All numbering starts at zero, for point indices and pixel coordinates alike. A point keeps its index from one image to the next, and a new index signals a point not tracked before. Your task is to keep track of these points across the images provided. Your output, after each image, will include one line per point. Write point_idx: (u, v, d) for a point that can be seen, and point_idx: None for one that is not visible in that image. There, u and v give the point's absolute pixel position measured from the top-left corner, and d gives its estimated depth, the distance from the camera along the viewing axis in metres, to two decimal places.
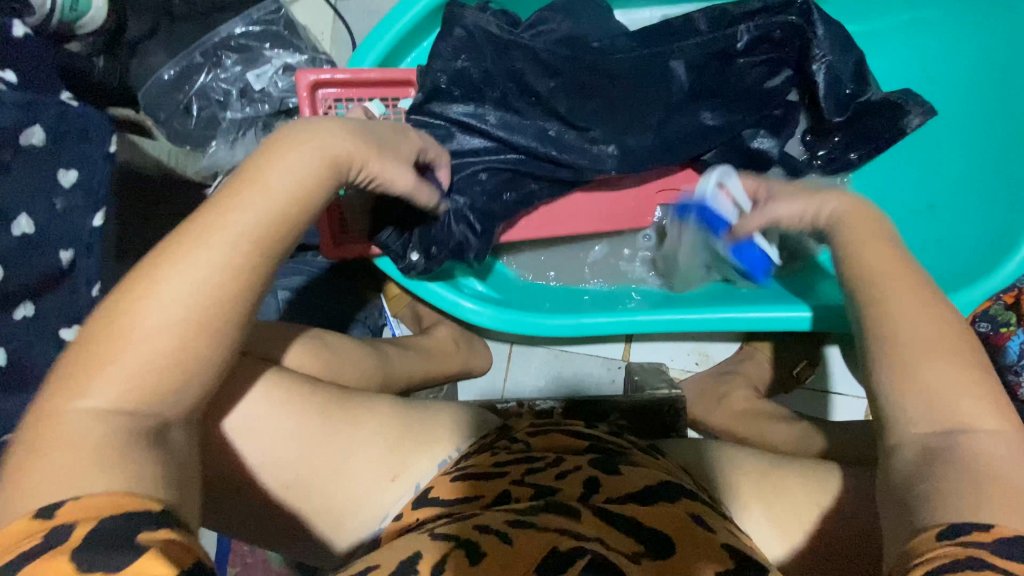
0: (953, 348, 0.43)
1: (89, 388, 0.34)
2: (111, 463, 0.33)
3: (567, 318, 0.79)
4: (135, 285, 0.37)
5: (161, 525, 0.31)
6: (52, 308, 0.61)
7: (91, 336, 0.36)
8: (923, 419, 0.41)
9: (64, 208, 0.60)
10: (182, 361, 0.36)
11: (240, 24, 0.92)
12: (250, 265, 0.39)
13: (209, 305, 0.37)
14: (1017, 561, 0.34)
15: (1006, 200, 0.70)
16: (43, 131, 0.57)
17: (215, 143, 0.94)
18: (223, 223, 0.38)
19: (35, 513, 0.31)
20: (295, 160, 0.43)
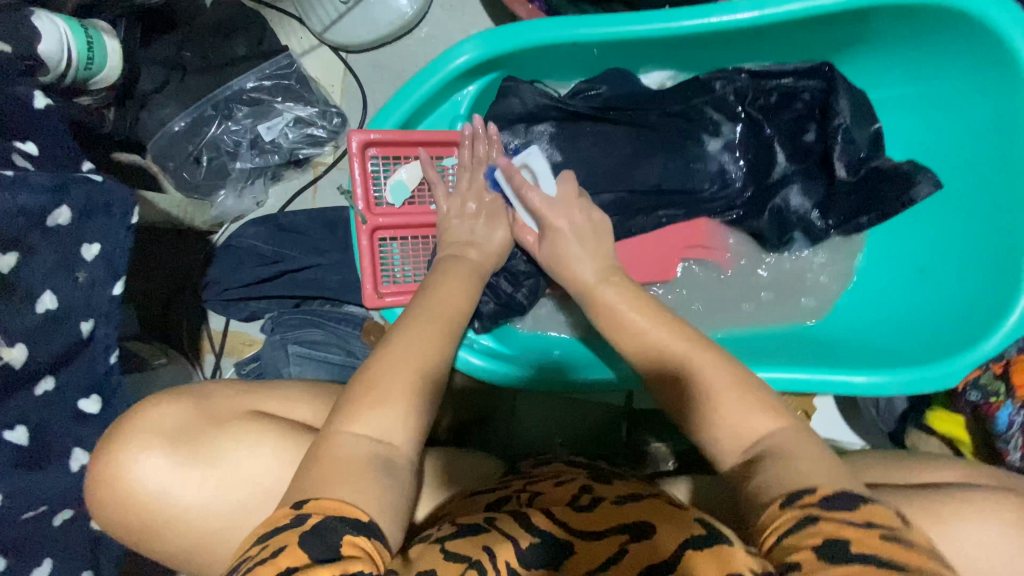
0: (715, 386, 0.51)
1: (359, 421, 0.48)
2: (364, 487, 0.44)
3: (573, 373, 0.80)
4: (380, 356, 0.53)
5: (361, 533, 0.41)
6: (71, 379, 0.62)
7: (355, 394, 0.50)
8: (728, 441, 0.49)
9: (86, 281, 0.61)
10: (418, 403, 0.51)
11: (252, 79, 0.93)
12: (441, 334, 0.57)
13: (434, 378, 0.54)
14: (840, 511, 0.40)
15: (989, 273, 0.72)
16: (70, 211, 0.58)
17: (225, 191, 0.98)
18: (440, 314, 0.59)
19: (292, 504, 0.41)
20: (455, 272, 0.66)
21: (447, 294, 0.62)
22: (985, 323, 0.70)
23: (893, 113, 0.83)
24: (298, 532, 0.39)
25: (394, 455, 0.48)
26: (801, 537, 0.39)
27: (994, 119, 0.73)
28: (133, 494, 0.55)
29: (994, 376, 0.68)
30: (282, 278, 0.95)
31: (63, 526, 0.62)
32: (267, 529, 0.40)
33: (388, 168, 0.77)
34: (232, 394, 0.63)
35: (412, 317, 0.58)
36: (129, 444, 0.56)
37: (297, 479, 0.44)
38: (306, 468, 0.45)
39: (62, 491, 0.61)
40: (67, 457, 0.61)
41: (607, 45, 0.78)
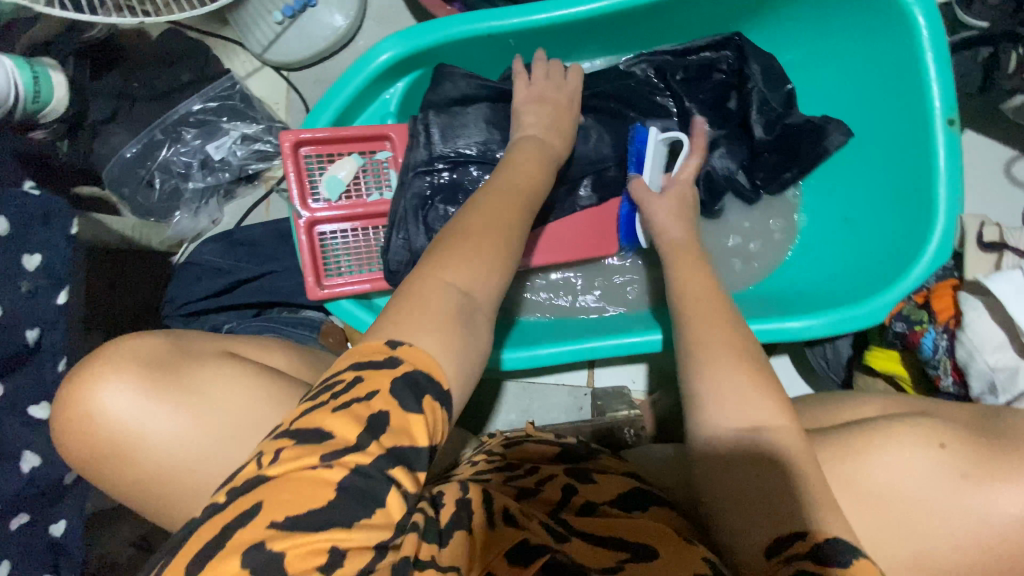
0: (729, 363, 0.53)
1: (447, 271, 0.45)
2: (451, 337, 0.42)
3: (522, 350, 0.82)
4: (459, 222, 0.51)
5: (439, 396, 0.39)
6: (20, 385, 0.64)
7: (436, 247, 0.48)
8: (735, 418, 0.51)
9: (29, 290, 0.63)
10: (496, 271, 0.48)
11: (197, 101, 0.97)
12: (522, 205, 0.55)
13: (514, 245, 0.51)
14: (830, 559, 0.42)
15: (907, 209, 0.74)
16: (6, 221, 0.62)
17: (180, 212, 1.02)
18: (516, 190, 0.56)
19: (387, 341, 0.40)
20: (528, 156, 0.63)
21: (523, 171, 0.60)
22: (907, 257, 0.72)
23: (804, 73, 0.86)
24: (390, 374, 0.38)
25: (475, 307, 0.45)
26: None
27: (882, 66, 0.77)
28: (105, 423, 0.56)
29: (916, 305, 0.70)
30: (239, 288, 0.98)
31: (20, 532, 0.64)
32: (357, 360, 0.39)
33: (324, 165, 0.81)
34: (211, 340, 0.67)
35: (492, 190, 0.56)
36: (102, 373, 0.57)
37: (385, 316, 0.43)
38: (395, 308, 0.43)
39: (16, 492, 0.63)
40: (17, 460, 0.63)
41: (521, 36, 0.82)
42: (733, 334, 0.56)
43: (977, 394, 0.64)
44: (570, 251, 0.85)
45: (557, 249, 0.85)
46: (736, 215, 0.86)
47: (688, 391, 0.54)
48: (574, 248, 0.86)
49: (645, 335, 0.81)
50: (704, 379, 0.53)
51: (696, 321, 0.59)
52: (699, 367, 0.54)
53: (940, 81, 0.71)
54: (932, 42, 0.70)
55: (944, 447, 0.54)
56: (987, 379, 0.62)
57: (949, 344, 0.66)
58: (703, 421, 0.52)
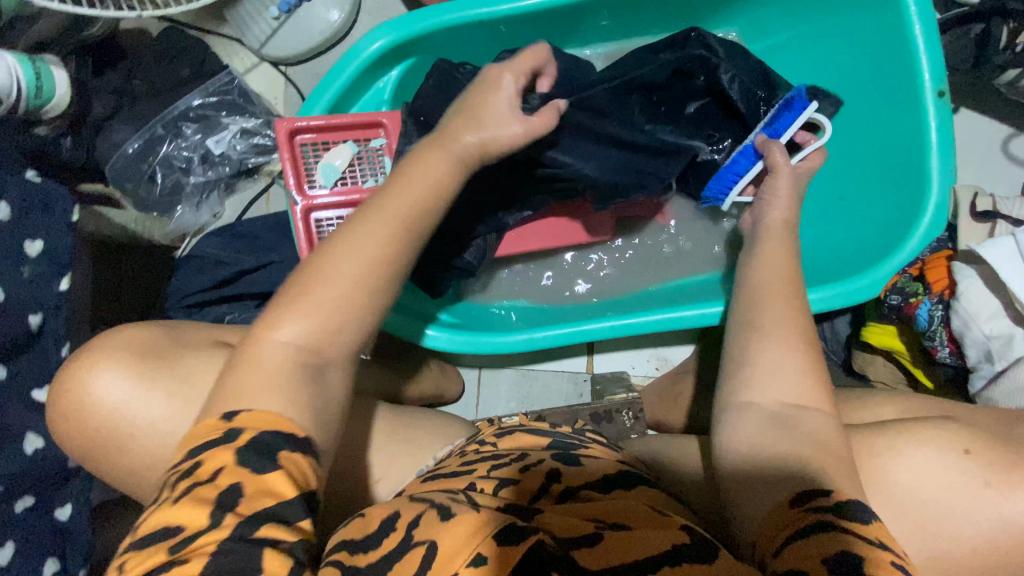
0: (789, 340, 0.54)
1: (281, 328, 0.48)
2: (283, 390, 0.45)
3: (519, 334, 0.83)
4: (328, 252, 0.51)
5: (297, 451, 0.43)
6: (24, 369, 0.66)
7: (286, 292, 0.50)
8: (773, 389, 0.53)
9: (31, 276, 0.65)
10: (348, 314, 0.49)
11: (197, 97, 0.99)
12: (392, 231, 0.52)
13: (372, 278, 0.50)
14: (853, 520, 0.45)
15: (899, 183, 0.74)
16: (7, 206, 0.63)
17: (182, 206, 1.03)
18: (394, 210, 0.53)
19: (221, 416, 0.44)
20: (438, 159, 0.57)
21: (415, 181, 0.56)
22: (901, 231, 0.72)
23: (784, 55, 0.86)
24: (232, 448, 0.42)
25: (322, 359, 0.48)
26: (806, 540, 0.44)
27: (871, 41, 0.77)
28: (97, 411, 0.57)
29: (912, 278, 0.70)
30: (240, 280, 0.99)
31: (25, 514, 0.65)
32: (194, 442, 0.43)
33: (319, 152, 0.83)
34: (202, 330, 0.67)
35: (367, 211, 0.54)
36: (92, 365, 0.58)
37: (217, 390, 0.46)
38: (225, 378, 0.46)
39: (18, 473, 0.64)
40: (21, 441, 0.64)
41: (513, 21, 0.83)
42: (796, 304, 0.59)
43: (974, 363, 0.64)
44: (563, 237, 0.87)
45: (549, 235, 0.87)
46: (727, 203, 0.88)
47: (741, 362, 0.56)
48: (566, 233, 0.87)
49: (639, 317, 0.82)
50: (753, 348, 0.56)
51: (761, 301, 0.59)
52: (760, 337, 0.56)
53: (928, 54, 0.71)
54: (919, 13, 0.71)
55: (969, 453, 0.54)
56: (984, 347, 0.62)
57: (944, 314, 0.66)
58: (748, 392, 0.54)
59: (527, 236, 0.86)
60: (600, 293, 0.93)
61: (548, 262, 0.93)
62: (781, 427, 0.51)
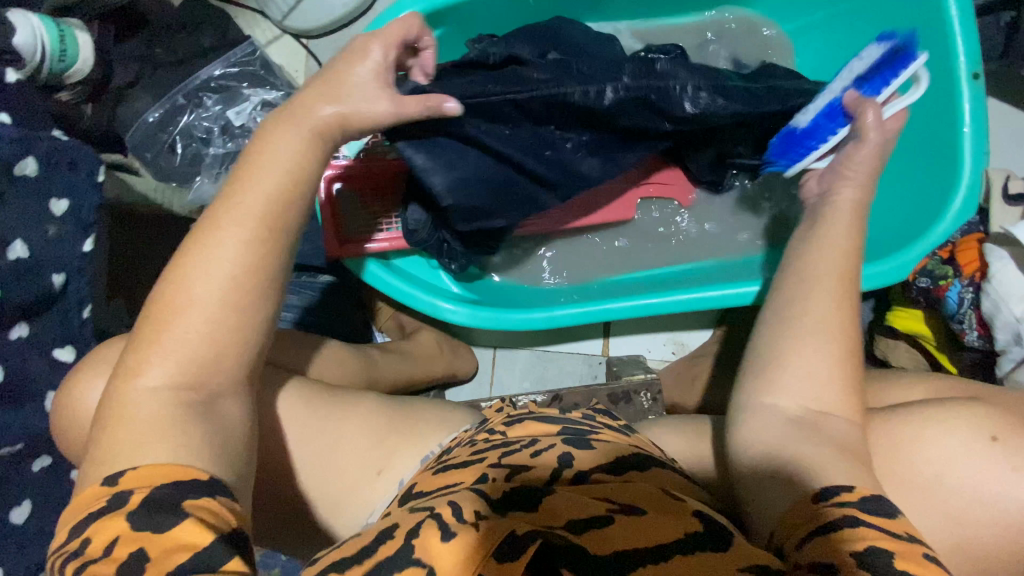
0: (822, 332, 0.52)
1: (145, 372, 0.42)
2: (167, 435, 0.40)
3: (539, 312, 0.82)
4: (168, 279, 0.44)
5: (204, 494, 0.38)
6: (46, 328, 0.65)
7: (139, 330, 0.44)
8: (803, 385, 0.51)
9: (56, 234, 0.64)
10: (221, 344, 0.44)
11: (219, 67, 0.99)
12: (251, 238, 0.45)
13: (233, 297, 0.44)
14: (879, 516, 0.44)
15: (930, 166, 0.74)
16: (35, 162, 0.62)
17: (201, 177, 1.01)
18: (241, 212, 0.45)
19: (103, 480, 0.38)
20: (281, 150, 0.49)
21: (262, 173, 0.47)
22: (930, 214, 0.71)
23: (813, 37, 0.86)
24: (122, 513, 0.37)
25: (205, 392, 0.43)
26: (829, 536, 0.42)
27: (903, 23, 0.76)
28: (91, 420, 0.55)
29: (941, 261, 0.69)
30: None
31: (43, 473, 0.64)
32: (81, 510, 0.38)
33: None
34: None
35: (213, 219, 0.45)
36: (87, 377, 0.56)
37: (94, 451, 0.41)
38: (98, 437, 0.41)
39: (36, 433, 0.63)
40: (41, 399, 0.64)
41: None
42: (836, 287, 0.55)
43: (1002, 345, 0.63)
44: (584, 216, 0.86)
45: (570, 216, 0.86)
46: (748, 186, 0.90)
47: (773, 360, 0.53)
48: (586, 213, 0.87)
49: (661, 298, 0.81)
50: (783, 341, 0.53)
51: (805, 291, 0.55)
52: (793, 328, 0.53)
53: (964, 35, 0.70)
54: None
55: (997, 440, 0.53)
56: (1013, 330, 0.61)
57: (975, 296, 0.65)
58: (772, 391, 0.52)
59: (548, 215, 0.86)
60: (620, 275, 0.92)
61: (570, 243, 0.92)
62: (804, 429, 0.50)
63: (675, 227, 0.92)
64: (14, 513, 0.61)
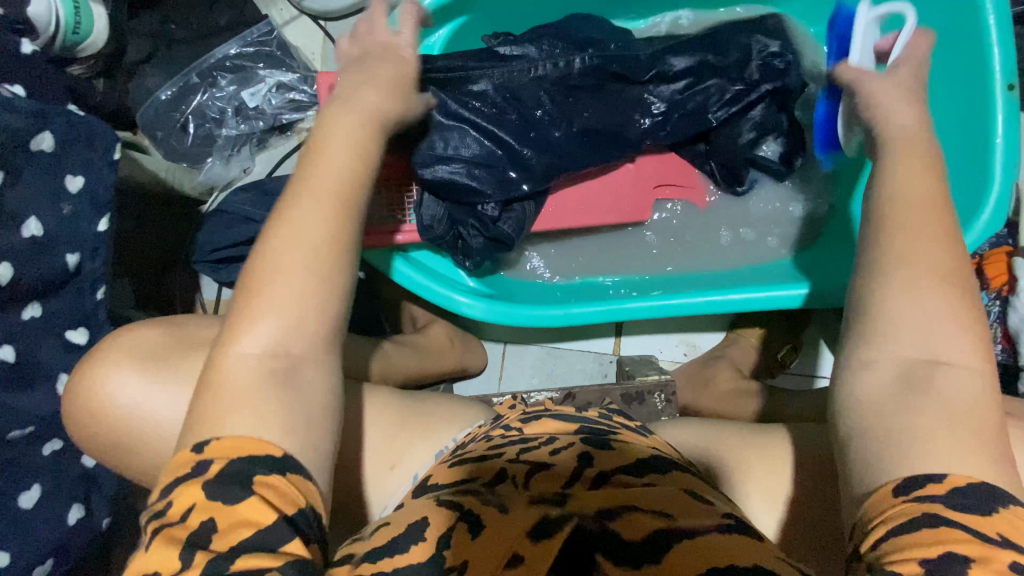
0: (925, 282, 0.45)
1: (241, 338, 0.43)
2: (263, 405, 0.41)
3: (557, 309, 0.81)
4: (262, 246, 0.46)
5: (273, 471, 0.39)
6: (59, 309, 0.64)
7: (236, 299, 0.45)
8: (906, 345, 0.44)
9: (71, 213, 0.63)
10: (304, 311, 0.44)
11: (234, 46, 0.96)
12: (335, 212, 0.47)
13: (324, 266, 0.45)
14: (970, 512, 0.38)
15: (960, 175, 0.73)
16: (51, 137, 0.60)
17: (213, 158, 1.00)
18: (322, 187, 0.48)
19: (193, 447, 0.40)
20: (344, 129, 0.51)
21: (331, 149, 0.50)
22: (957, 225, 0.70)
23: None
24: (200, 481, 0.38)
25: (291, 360, 0.44)
26: (903, 538, 0.37)
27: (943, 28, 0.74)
28: (111, 408, 0.54)
29: (968, 273, 0.69)
30: None
31: (52, 456, 0.63)
32: (167, 479, 0.39)
33: None
34: (212, 323, 0.62)
35: (299, 193, 0.47)
36: (107, 364, 0.55)
37: (190, 417, 0.42)
38: (198, 399, 0.42)
39: (49, 414, 0.62)
40: (53, 382, 0.63)
41: None
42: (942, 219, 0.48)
43: None
44: (601, 213, 0.84)
45: (588, 212, 0.84)
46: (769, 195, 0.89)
47: (871, 316, 0.46)
48: (604, 208, 0.85)
49: (681, 300, 0.80)
50: (873, 286, 0.47)
51: (903, 236, 0.48)
52: (909, 267, 0.46)
53: (1001, 46, 0.69)
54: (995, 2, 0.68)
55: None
56: None
57: (1001, 310, 0.65)
58: (871, 346, 0.46)
59: (566, 211, 0.84)
60: (637, 271, 0.91)
61: (588, 240, 0.90)
62: (910, 392, 0.43)
63: (696, 224, 0.90)
64: (24, 496, 0.60)
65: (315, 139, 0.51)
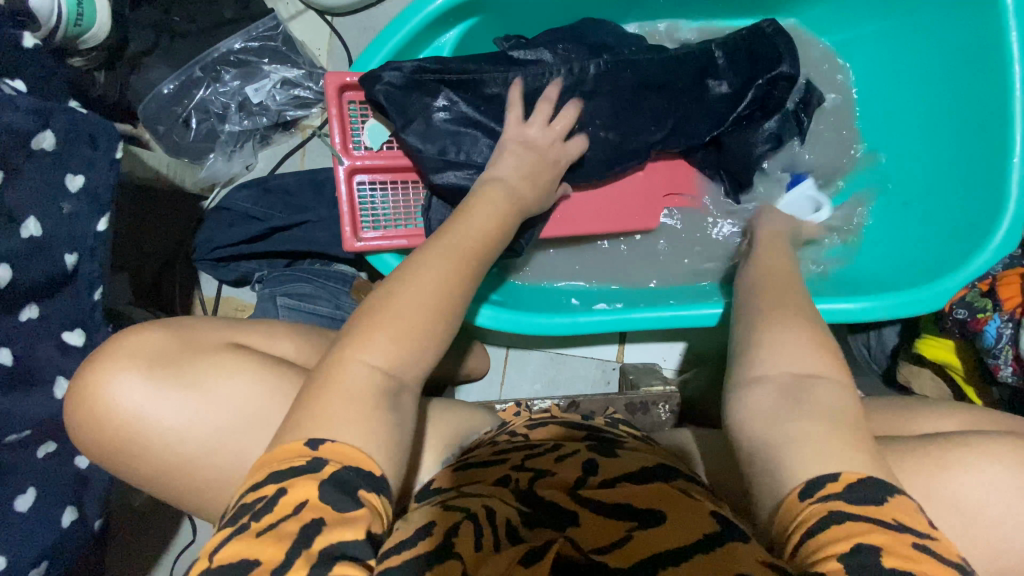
0: (788, 316, 0.52)
1: (369, 349, 0.44)
2: (375, 422, 0.41)
3: (563, 317, 0.80)
4: (397, 280, 0.48)
5: (373, 489, 0.39)
6: (57, 310, 0.62)
7: (365, 313, 0.46)
8: (783, 366, 0.49)
9: (70, 212, 0.61)
10: (419, 346, 0.45)
11: (239, 40, 0.94)
12: (468, 271, 0.51)
13: (454, 315, 0.48)
14: (867, 503, 0.40)
15: (974, 192, 0.72)
16: (53, 136, 0.59)
17: (214, 154, 0.99)
18: (464, 247, 0.53)
19: (304, 441, 0.39)
20: (489, 210, 0.58)
21: (480, 221, 0.56)
22: (973, 243, 0.70)
23: (860, 52, 0.84)
24: (314, 477, 0.37)
25: (399, 385, 0.44)
26: (821, 536, 0.39)
27: (956, 46, 0.74)
28: (115, 413, 0.53)
29: (981, 293, 0.68)
30: (271, 237, 0.96)
31: (48, 459, 0.62)
32: (274, 468, 0.38)
33: (365, 113, 0.79)
34: (218, 327, 0.61)
35: (440, 246, 0.52)
36: (111, 370, 0.54)
37: (295, 412, 0.41)
38: (307, 399, 0.42)
39: (46, 417, 0.61)
40: (50, 384, 0.62)
41: None
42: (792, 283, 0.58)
43: None
44: (610, 221, 0.83)
45: (598, 220, 0.83)
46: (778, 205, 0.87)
47: (749, 348, 0.51)
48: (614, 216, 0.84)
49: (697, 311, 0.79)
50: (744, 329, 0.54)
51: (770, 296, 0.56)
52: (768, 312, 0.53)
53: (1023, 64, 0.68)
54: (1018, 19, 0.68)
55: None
56: None
57: (1014, 333, 0.64)
58: (755, 372, 0.49)
59: (576, 218, 0.83)
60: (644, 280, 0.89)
61: (597, 247, 0.89)
62: (795, 407, 0.46)
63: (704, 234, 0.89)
64: (19, 501, 0.59)
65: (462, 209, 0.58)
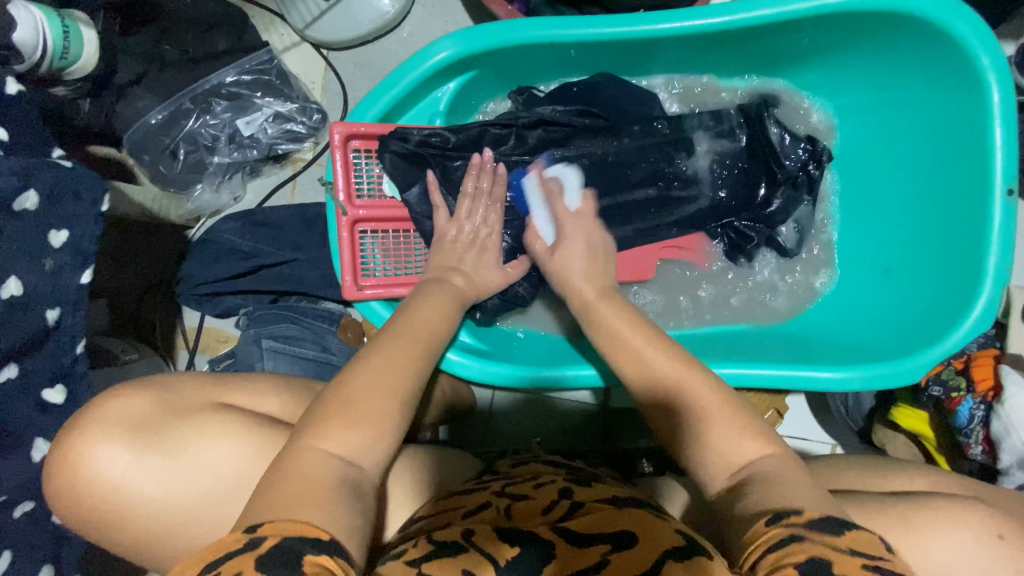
0: (700, 409, 0.52)
1: (329, 439, 0.46)
2: (319, 505, 0.41)
3: (550, 370, 0.79)
4: (354, 369, 0.52)
5: (324, 552, 0.37)
6: (37, 368, 0.61)
7: (329, 405, 0.48)
8: (717, 462, 0.50)
9: (53, 268, 0.60)
10: (379, 429, 0.48)
11: (231, 73, 0.93)
12: (420, 358, 0.56)
13: (406, 402, 0.51)
14: (828, 532, 0.39)
15: (950, 271, 0.74)
16: (37, 196, 0.57)
17: (202, 186, 0.98)
18: (417, 334, 0.58)
19: (245, 528, 0.38)
20: (443, 299, 0.65)
21: (427, 316, 0.62)
22: (947, 321, 0.72)
23: (850, 121, 0.86)
24: (254, 554, 0.36)
25: (361, 477, 0.46)
26: (787, 549, 0.38)
27: (939, 126, 0.76)
28: (93, 483, 0.51)
29: (956, 371, 0.72)
30: (258, 273, 0.94)
31: (22, 520, 0.61)
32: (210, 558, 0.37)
33: (371, 162, 0.78)
34: (202, 384, 0.60)
35: (391, 335, 0.57)
36: (88, 438, 0.52)
37: (256, 498, 0.42)
38: (267, 492, 0.42)
39: (25, 480, 0.60)
40: (29, 448, 0.60)
41: (584, 47, 0.78)
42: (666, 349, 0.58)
43: (1006, 467, 0.66)
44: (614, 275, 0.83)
45: None
46: (772, 266, 0.86)
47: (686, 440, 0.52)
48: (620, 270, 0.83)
49: None
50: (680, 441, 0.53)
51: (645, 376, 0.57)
52: (698, 401, 0.53)
53: (1004, 151, 0.69)
54: (1003, 112, 0.69)
55: (1003, 539, 0.50)
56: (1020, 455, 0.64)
57: (985, 415, 0.68)
58: (698, 476, 0.51)
59: None
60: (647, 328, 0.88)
61: None
62: (737, 491, 0.47)
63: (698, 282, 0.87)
64: None
65: (413, 306, 0.63)
